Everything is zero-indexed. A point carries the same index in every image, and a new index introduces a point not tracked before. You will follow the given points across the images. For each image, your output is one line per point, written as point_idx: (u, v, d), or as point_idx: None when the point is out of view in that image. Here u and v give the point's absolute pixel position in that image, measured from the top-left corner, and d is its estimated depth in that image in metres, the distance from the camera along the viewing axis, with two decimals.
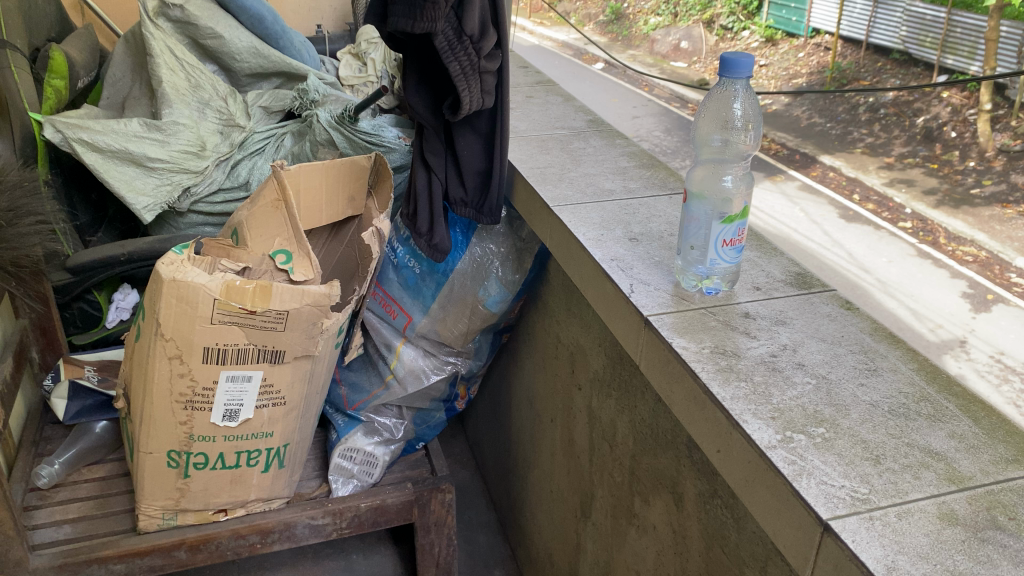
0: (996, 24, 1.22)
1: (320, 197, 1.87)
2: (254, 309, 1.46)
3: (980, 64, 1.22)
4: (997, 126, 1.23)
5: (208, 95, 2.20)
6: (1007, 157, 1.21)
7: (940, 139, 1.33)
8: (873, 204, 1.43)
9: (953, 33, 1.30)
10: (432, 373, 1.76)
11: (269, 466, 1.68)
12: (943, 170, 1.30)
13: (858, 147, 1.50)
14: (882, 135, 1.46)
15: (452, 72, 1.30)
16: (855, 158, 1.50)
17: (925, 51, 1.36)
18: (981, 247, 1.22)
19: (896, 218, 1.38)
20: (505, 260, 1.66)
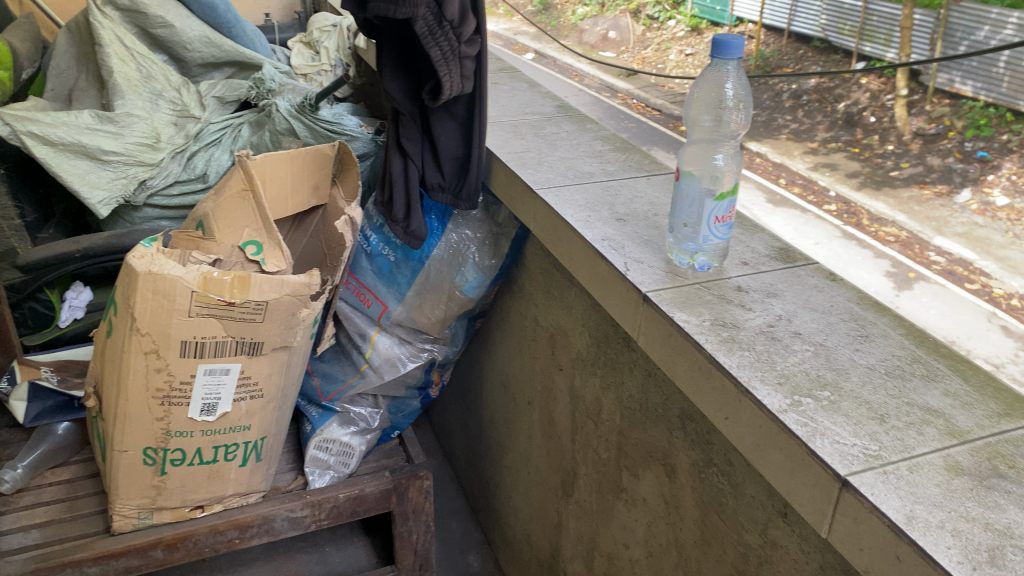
0: (911, 15, 1.55)
1: (286, 186, 1.85)
2: (232, 301, 1.45)
3: (896, 51, 1.55)
4: (917, 109, 1.74)
5: (161, 86, 2.16)
6: (927, 140, 1.78)
7: (863, 124, 1.93)
8: (800, 186, 1.99)
9: (871, 23, 1.66)
10: (409, 360, 1.76)
11: (247, 459, 1.67)
12: (865, 154, 1.91)
13: (783, 132, 2.19)
14: (806, 122, 2.13)
15: (433, 57, 1.31)
16: (781, 143, 2.16)
17: (843, 42, 1.73)
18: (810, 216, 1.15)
19: (822, 200, 1.93)
20: (481, 245, 1.67)
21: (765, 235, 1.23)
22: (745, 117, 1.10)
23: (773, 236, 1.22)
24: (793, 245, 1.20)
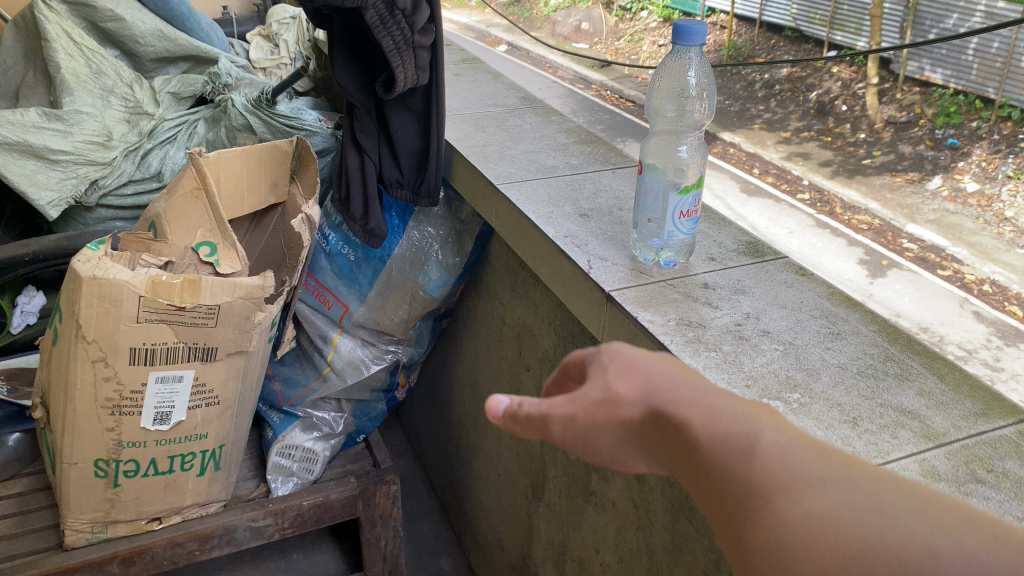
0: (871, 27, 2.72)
1: (241, 183, 1.79)
2: (183, 305, 1.39)
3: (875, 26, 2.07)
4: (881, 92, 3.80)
5: (112, 82, 2.07)
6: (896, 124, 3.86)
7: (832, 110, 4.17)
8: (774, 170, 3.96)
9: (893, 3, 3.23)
10: (372, 363, 1.71)
11: (204, 469, 1.61)
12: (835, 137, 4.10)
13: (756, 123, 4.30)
14: (778, 115, 4.28)
15: (385, 48, 1.26)
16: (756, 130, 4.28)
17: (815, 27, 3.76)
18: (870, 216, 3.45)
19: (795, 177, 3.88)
20: (444, 243, 1.61)
21: (733, 228, 1.19)
22: (709, 106, 1.05)
23: (742, 229, 1.17)
24: (762, 238, 1.15)
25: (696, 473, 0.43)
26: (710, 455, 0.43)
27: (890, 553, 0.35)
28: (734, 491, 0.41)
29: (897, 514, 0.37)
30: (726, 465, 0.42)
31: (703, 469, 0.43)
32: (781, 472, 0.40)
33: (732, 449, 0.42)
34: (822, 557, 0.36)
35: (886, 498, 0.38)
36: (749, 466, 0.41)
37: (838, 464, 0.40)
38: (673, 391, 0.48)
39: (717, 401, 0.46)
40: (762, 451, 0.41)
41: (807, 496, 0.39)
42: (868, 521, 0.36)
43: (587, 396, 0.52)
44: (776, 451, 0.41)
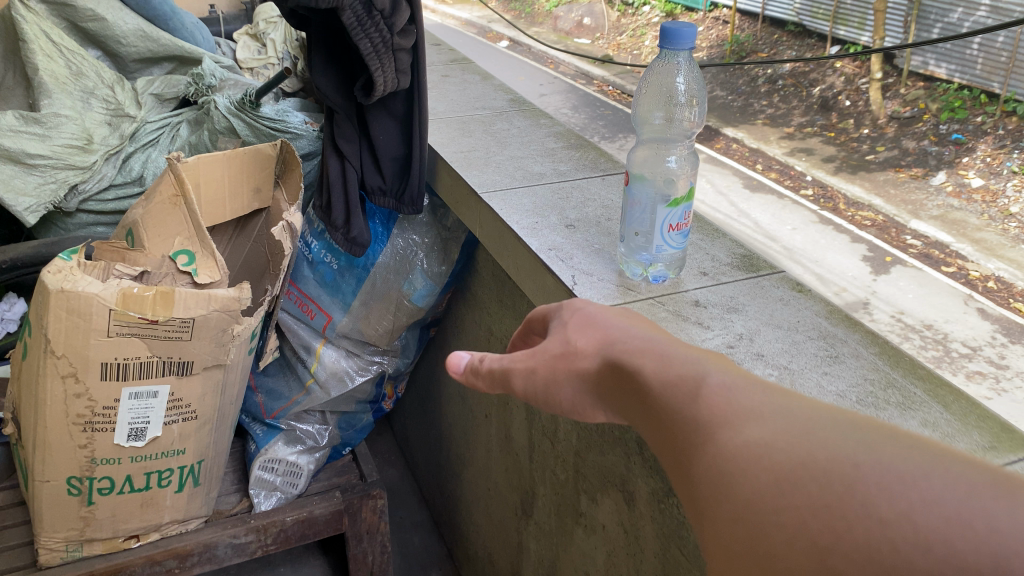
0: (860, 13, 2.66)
1: (222, 189, 1.74)
2: (156, 318, 1.34)
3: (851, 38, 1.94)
4: None
5: (93, 84, 2.02)
6: None
7: None
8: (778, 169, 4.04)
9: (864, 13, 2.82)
10: (357, 375, 1.65)
11: (183, 485, 1.56)
12: None
13: None
14: None
15: (363, 50, 1.21)
16: None
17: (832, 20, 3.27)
18: (874, 214, 3.28)
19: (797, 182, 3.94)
20: (430, 251, 1.55)
21: (727, 240, 1.13)
22: (699, 115, 1.00)
23: (736, 241, 1.12)
24: (757, 252, 1.10)
25: (646, 407, 0.50)
26: (662, 393, 0.50)
27: (803, 454, 0.39)
28: (681, 418, 0.47)
29: (818, 425, 0.41)
30: (675, 399, 0.48)
31: (652, 403, 0.50)
32: (721, 399, 0.45)
33: (678, 385, 0.49)
34: (751, 461, 0.41)
35: (814, 416, 0.42)
36: (694, 398, 0.47)
37: (779, 391, 0.45)
38: (623, 345, 0.58)
39: (670, 351, 0.54)
40: (705, 386, 0.48)
41: (748, 416, 0.43)
42: (791, 431, 0.41)
43: (552, 351, 0.65)
44: (718, 383, 0.47)
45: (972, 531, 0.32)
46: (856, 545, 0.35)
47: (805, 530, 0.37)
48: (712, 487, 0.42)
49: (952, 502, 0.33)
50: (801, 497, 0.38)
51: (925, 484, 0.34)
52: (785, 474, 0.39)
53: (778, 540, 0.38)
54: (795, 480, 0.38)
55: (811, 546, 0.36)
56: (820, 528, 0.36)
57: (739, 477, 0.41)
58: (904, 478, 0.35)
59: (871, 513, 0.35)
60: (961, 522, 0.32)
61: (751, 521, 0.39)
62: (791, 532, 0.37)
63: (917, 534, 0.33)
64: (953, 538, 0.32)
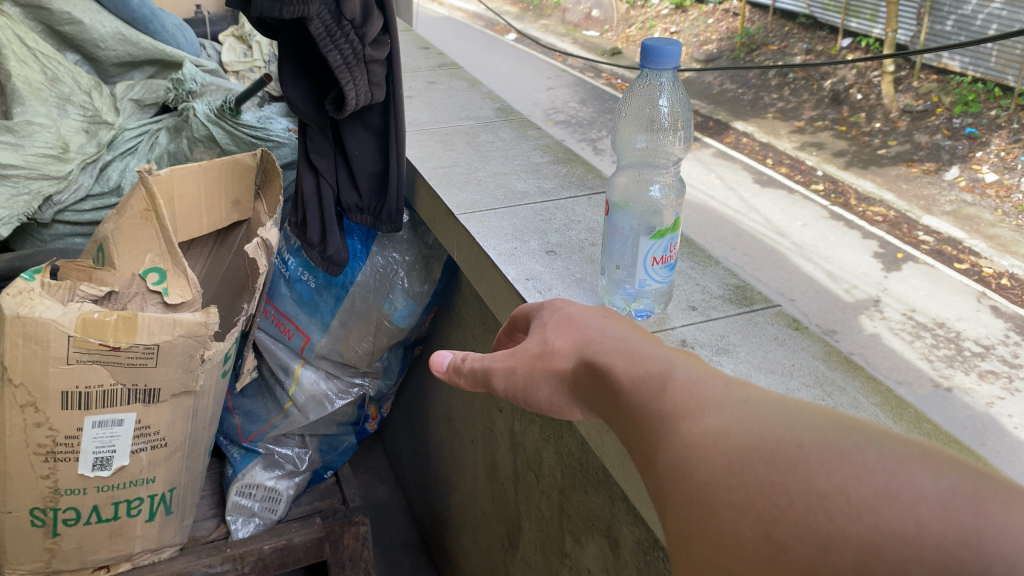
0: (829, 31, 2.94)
1: (199, 202, 1.67)
2: (118, 345, 1.26)
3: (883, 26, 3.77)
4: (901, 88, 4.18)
5: (69, 90, 1.95)
6: (913, 118, 4.05)
7: (847, 103, 4.42)
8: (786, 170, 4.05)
9: None
10: (337, 398, 1.58)
11: (154, 514, 1.49)
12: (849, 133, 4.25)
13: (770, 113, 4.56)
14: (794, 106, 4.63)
15: (333, 63, 1.13)
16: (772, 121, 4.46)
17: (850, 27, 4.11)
18: (891, 213, 3.53)
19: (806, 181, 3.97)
20: (411, 270, 1.48)
21: (719, 269, 1.05)
22: (685, 138, 0.93)
23: (729, 271, 1.04)
24: (750, 282, 1.01)
25: (612, 403, 0.49)
26: (629, 388, 0.49)
27: (753, 435, 0.38)
28: (645, 409, 0.46)
29: (771, 409, 0.40)
30: (641, 392, 0.47)
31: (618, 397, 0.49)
32: (683, 391, 0.44)
33: (644, 378, 0.48)
34: (705, 445, 0.39)
35: (771, 401, 0.41)
36: (659, 390, 0.46)
37: (741, 382, 0.43)
38: (600, 346, 0.57)
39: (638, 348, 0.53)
40: (672, 380, 0.46)
41: (707, 405, 0.42)
42: (743, 416, 0.40)
43: (531, 352, 0.64)
44: (684, 376, 0.46)
45: (898, 502, 0.31)
46: (795, 519, 0.34)
47: (750, 508, 0.35)
48: (669, 473, 0.40)
49: (882, 470, 0.32)
50: (750, 477, 0.37)
51: (863, 462, 0.33)
52: (735, 455, 0.38)
53: (723, 518, 0.36)
54: (745, 460, 0.37)
55: (756, 523, 0.35)
56: (765, 505, 0.35)
57: (693, 461, 0.40)
58: (847, 452, 0.34)
59: (811, 488, 0.34)
60: (891, 494, 0.31)
61: (700, 502, 0.38)
62: (736, 511, 0.36)
63: (851, 506, 0.32)
64: (880, 508, 0.31)
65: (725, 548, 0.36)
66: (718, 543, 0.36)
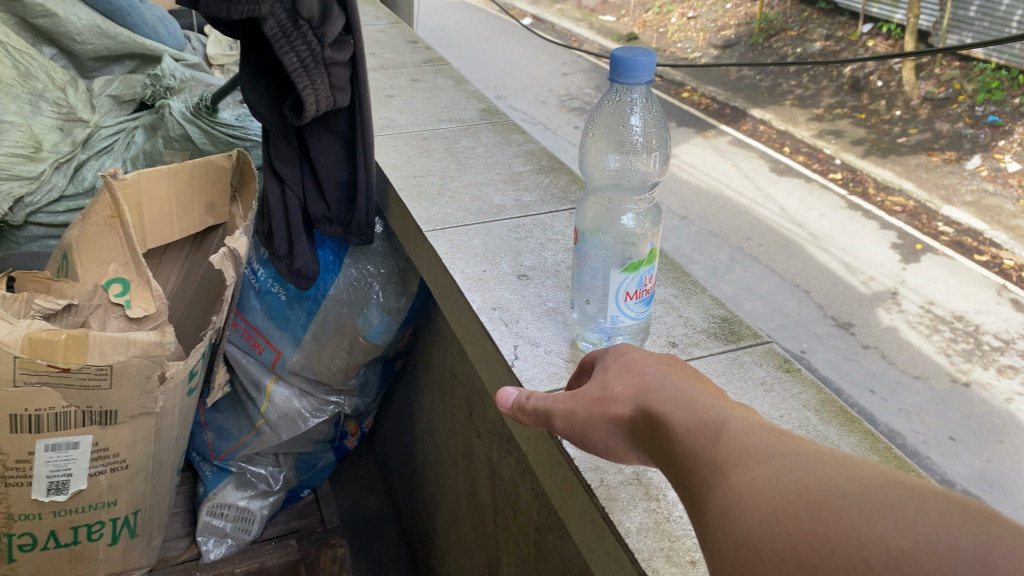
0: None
1: (168, 206, 1.58)
2: (68, 367, 1.18)
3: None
4: None
5: (42, 86, 1.85)
6: None
7: None
8: None
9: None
10: (311, 416, 1.49)
11: (118, 537, 1.41)
12: None
13: None
14: None
15: (289, 66, 1.04)
16: None
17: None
18: None
19: None
20: (387, 283, 1.39)
21: (705, 297, 0.95)
22: (660, 160, 0.87)
23: (715, 300, 0.94)
24: (738, 313, 0.92)
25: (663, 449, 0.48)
26: (681, 435, 0.47)
27: (798, 484, 0.38)
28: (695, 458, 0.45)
29: (818, 459, 0.39)
30: (692, 439, 0.46)
31: (668, 444, 0.48)
32: (731, 442, 0.43)
33: (697, 425, 0.47)
34: (752, 496, 0.39)
35: (818, 454, 0.40)
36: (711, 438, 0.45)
37: (793, 435, 0.42)
38: (658, 392, 0.53)
39: (690, 393, 0.51)
40: (725, 428, 0.45)
41: (756, 455, 0.41)
42: (790, 466, 0.39)
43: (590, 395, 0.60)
44: (738, 429, 0.44)
45: (935, 554, 0.30)
46: (835, 567, 0.33)
47: (793, 558, 0.35)
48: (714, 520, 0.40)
49: (916, 521, 0.32)
50: (795, 528, 0.36)
51: (901, 512, 0.33)
52: (781, 506, 0.37)
53: (766, 564, 0.36)
54: (792, 511, 0.37)
55: (798, 573, 0.34)
56: (806, 552, 0.35)
57: (737, 510, 0.39)
58: (891, 503, 0.33)
59: (852, 536, 0.33)
60: (929, 547, 0.31)
61: (743, 549, 0.37)
62: (778, 557, 0.36)
63: (888, 557, 0.32)
64: (917, 560, 0.31)
65: None
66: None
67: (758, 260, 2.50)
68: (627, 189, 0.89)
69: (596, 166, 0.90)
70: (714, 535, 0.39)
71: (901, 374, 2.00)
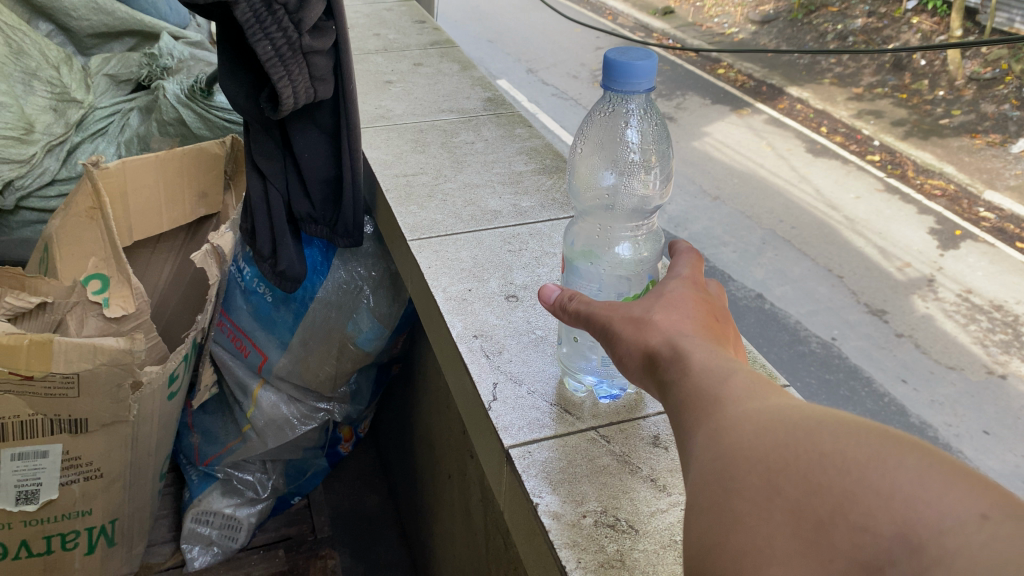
0: None
1: (156, 197, 1.46)
2: (31, 375, 1.10)
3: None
4: (972, 55, 3.82)
5: (36, 64, 1.75)
6: None
7: None
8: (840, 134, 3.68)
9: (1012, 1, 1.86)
10: (300, 423, 1.39)
11: (94, 546, 1.34)
12: None
13: (826, 74, 4.14)
14: None
15: (262, 56, 0.94)
16: (825, 81, 4.08)
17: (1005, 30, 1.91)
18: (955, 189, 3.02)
19: None
20: (378, 287, 1.32)
21: None
22: (660, 179, 0.85)
23: None
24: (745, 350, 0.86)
25: (661, 371, 0.51)
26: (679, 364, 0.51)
27: (778, 409, 0.41)
28: (699, 387, 0.48)
29: (799, 398, 0.42)
30: (689, 367, 0.50)
31: (679, 377, 0.50)
32: (723, 374, 0.47)
33: (711, 366, 0.49)
34: (736, 414, 0.43)
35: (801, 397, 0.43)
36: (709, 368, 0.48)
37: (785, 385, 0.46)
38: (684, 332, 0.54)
39: (711, 343, 0.53)
40: (723, 364, 0.49)
41: (744, 387, 0.45)
42: (774, 399, 0.43)
43: (630, 315, 0.59)
44: (734, 368, 0.48)
45: (885, 465, 0.34)
46: (797, 472, 0.37)
47: (760, 460, 0.38)
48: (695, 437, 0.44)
49: (875, 439, 0.35)
50: (768, 438, 0.40)
51: (860, 433, 0.36)
52: (765, 423, 0.40)
53: (733, 467, 0.39)
54: (771, 425, 0.40)
55: (762, 471, 0.38)
56: (773, 457, 0.38)
57: (719, 424, 0.43)
58: (855, 426, 0.37)
59: (816, 448, 0.37)
60: (880, 459, 0.34)
61: (717, 455, 0.41)
62: (747, 460, 0.39)
63: (844, 463, 0.35)
64: (870, 470, 0.34)
65: (728, 486, 0.39)
66: (725, 486, 0.39)
67: (781, 252, 2.65)
68: (623, 211, 0.85)
69: (589, 187, 0.87)
70: (697, 440, 0.43)
71: (919, 368, 2.01)
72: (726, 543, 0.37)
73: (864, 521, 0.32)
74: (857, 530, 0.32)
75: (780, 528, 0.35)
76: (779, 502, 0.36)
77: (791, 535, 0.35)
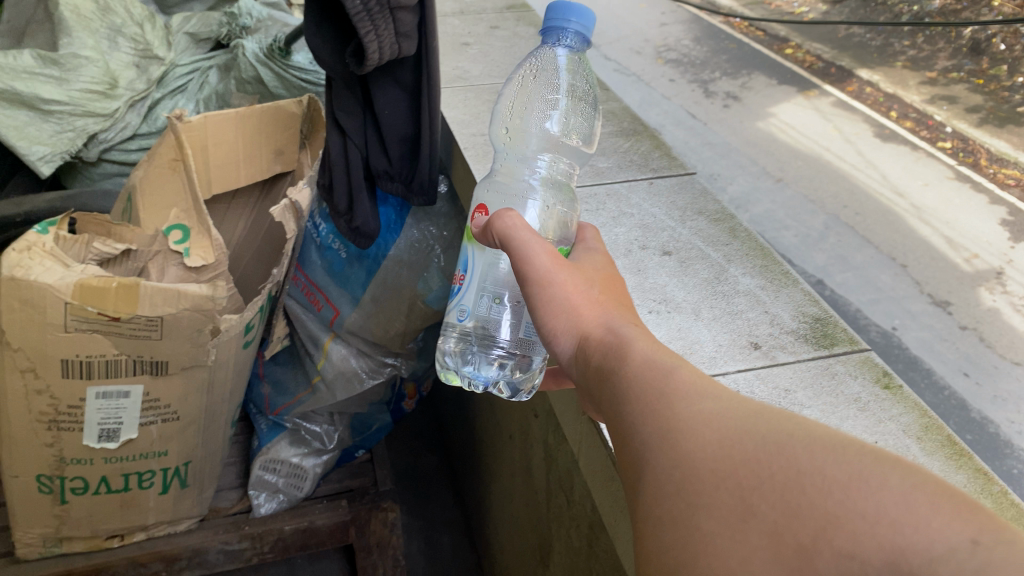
0: None
1: (236, 152, 1.49)
2: (118, 316, 1.11)
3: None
4: None
5: (121, 21, 1.79)
6: None
7: None
8: None
9: None
10: (368, 377, 1.42)
11: (168, 486, 1.40)
12: None
13: None
14: None
15: (351, 10, 0.94)
16: None
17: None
18: None
19: None
20: (449, 247, 1.35)
21: None
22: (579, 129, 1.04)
23: None
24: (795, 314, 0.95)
25: (621, 377, 0.56)
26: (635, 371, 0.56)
27: (744, 426, 0.46)
28: (647, 389, 0.53)
29: (761, 410, 0.47)
30: (646, 377, 0.54)
31: (626, 380, 0.56)
32: (677, 381, 0.52)
33: (651, 374, 0.54)
34: (702, 422, 0.48)
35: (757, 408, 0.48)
36: (666, 377, 0.53)
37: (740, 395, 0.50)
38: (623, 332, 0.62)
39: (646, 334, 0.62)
40: (675, 373, 0.54)
41: (701, 397, 0.50)
42: (736, 411, 0.48)
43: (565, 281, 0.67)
44: (684, 375, 0.53)
45: (864, 487, 0.38)
46: (772, 492, 0.41)
47: (733, 479, 0.43)
48: (660, 448, 0.48)
49: (847, 460, 0.40)
50: (738, 453, 0.44)
51: (831, 452, 0.41)
52: (728, 442, 0.45)
53: (705, 482, 0.44)
54: (738, 444, 0.45)
55: (735, 492, 0.42)
56: (746, 476, 0.43)
57: (684, 435, 0.47)
58: (826, 446, 0.41)
59: (793, 468, 0.41)
60: (857, 481, 0.38)
61: (686, 469, 0.45)
62: (718, 478, 0.44)
63: (823, 483, 0.39)
64: (846, 493, 0.38)
65: (699, 503, 0.43)
66: (692, 501, 0.44)
67: None
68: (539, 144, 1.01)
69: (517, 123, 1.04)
70: (659, 460, 0.47)
71: None
72: (697, 562, 0.41)
73: (847, 546, 0.36)
74: (840, 552, 0.36)
75: (758, 552, 0.39)
76: (755, 526, 0.40)
77: (771, 556, 0.39)
